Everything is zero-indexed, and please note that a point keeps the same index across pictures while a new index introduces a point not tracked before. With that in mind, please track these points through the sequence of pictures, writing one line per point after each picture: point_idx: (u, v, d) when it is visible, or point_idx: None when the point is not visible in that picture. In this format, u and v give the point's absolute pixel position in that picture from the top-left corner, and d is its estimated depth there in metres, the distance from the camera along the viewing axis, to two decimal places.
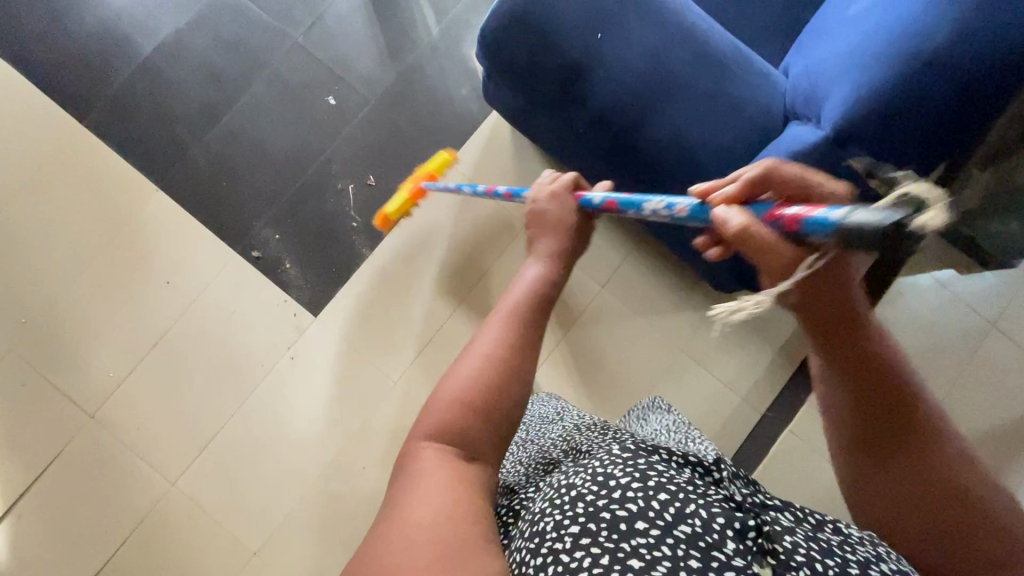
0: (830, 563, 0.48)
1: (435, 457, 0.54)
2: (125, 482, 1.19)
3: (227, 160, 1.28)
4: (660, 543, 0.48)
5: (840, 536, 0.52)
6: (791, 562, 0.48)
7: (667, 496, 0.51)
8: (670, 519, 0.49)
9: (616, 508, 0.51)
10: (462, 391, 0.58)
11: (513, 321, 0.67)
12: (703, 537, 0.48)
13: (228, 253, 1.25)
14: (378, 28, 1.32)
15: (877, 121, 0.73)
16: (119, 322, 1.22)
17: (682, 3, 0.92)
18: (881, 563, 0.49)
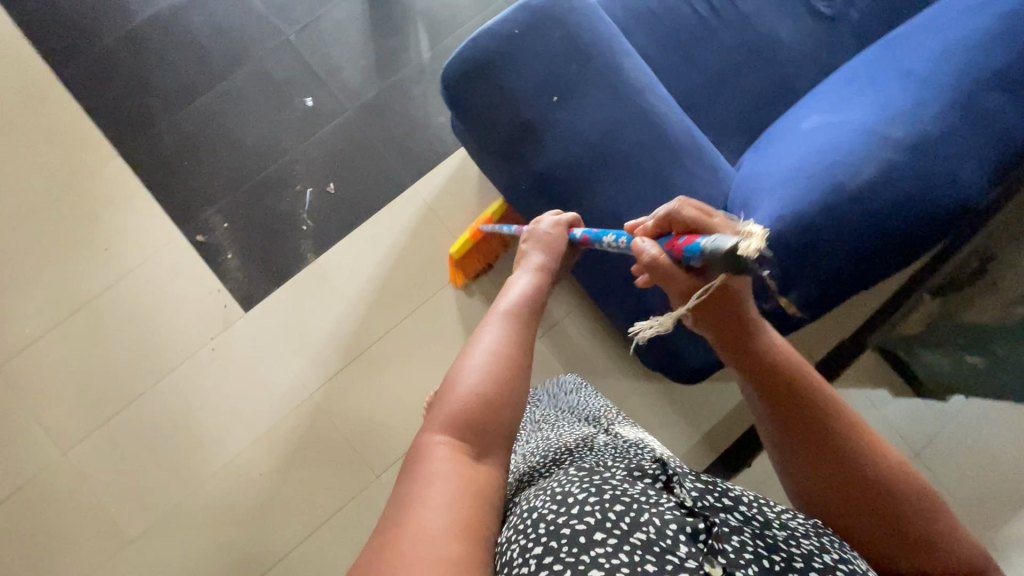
0: (776, 559, 0.49)
1: (443, 463, 0.52)
2: (18, 442, 1.17)
3: (193, 142, 1.27)
4: (618, 552, 0.46)
5: (787, 530, 0.53)
6: (740, 561, 0.47)
7: (623, 506, 0.49)
8: (626, 528, 0.48)
9: (576, 524, 0.48)
10: (475, 388, 0.57)
11: (513, 321, 0.65)
12: (658, 542, 0.47)
13: (173, 233, 1.24)
14: (370, 41, 1.32)
15: (798, 244, 0.74)
16: (50, 281, 1.21)
17: (647, 82, 0.91)
18: (824, 554, 0.51)
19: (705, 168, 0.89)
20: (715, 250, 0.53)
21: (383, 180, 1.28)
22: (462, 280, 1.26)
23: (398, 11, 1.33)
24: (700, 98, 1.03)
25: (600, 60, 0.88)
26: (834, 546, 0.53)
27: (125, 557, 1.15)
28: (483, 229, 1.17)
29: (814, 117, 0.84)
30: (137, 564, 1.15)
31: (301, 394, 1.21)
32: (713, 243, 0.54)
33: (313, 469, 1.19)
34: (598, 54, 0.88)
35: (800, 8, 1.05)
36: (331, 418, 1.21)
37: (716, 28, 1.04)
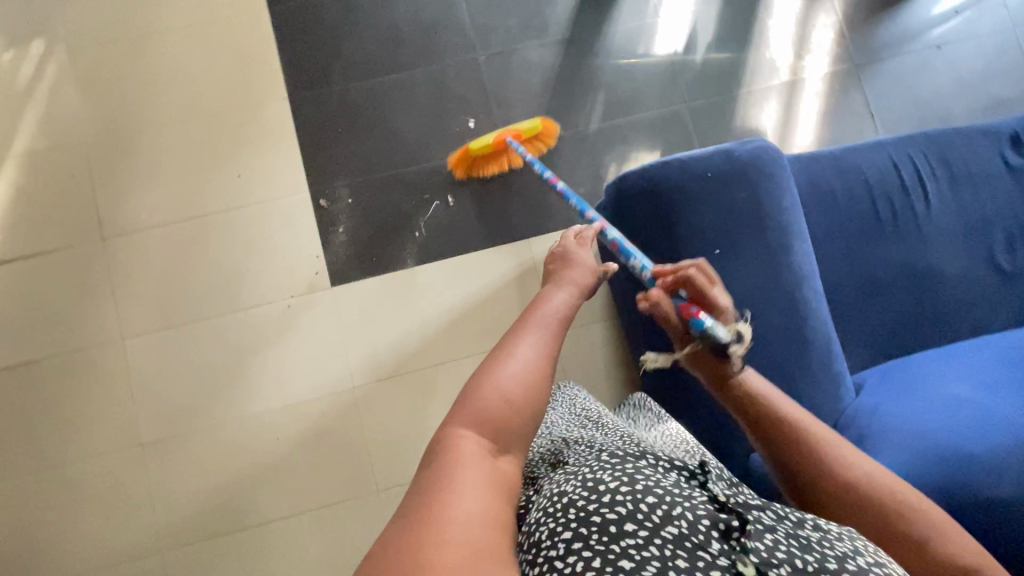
0: (808, 559, 0.50)
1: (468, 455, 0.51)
2: (89, 309, 1.23)
3: (354, 114, 1.32)
4: (648, 544, 0.49)
5: (818, 532, 0.55)
6: (773, 561, 0.50)
7: (654, 499, 0.52)
8: (657, 521, 0.51)
9: (607, 514, 0.51)
10: (505, 383, 0.56)
11: (548, 326, 0.64)
12: (690, 538, 0.50)
13: (301, 187, 1.29)
14: (549, 92, 1.35)
15: None
16: (180, 182, 1.28)
17: (809, 272, 0.89)
18: (858, 556, 0.52)
19: (828, 380, 0.86)
20: (715, 336, 0.72)
21: (503, 222, 1.30)
22: None
23: (586, 76, 1.36)
24: (844, 298, 1.00)
25: (774, 234, 0.87)
26: (868, 550, 0.54)
27: (130, 455, 1.19)
28: (512, 143, 1.23)
29: (961, 385, 0.81)
30: (138, 467, 1.19)
31: (344, 384, 1.23)
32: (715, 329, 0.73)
33: (324, 457, 1.21)
34: (775, 227, 0.87)
35: (981, 255, 1.01)
36: (359, 418, 1.22)
37: (888, 237, 1.01)
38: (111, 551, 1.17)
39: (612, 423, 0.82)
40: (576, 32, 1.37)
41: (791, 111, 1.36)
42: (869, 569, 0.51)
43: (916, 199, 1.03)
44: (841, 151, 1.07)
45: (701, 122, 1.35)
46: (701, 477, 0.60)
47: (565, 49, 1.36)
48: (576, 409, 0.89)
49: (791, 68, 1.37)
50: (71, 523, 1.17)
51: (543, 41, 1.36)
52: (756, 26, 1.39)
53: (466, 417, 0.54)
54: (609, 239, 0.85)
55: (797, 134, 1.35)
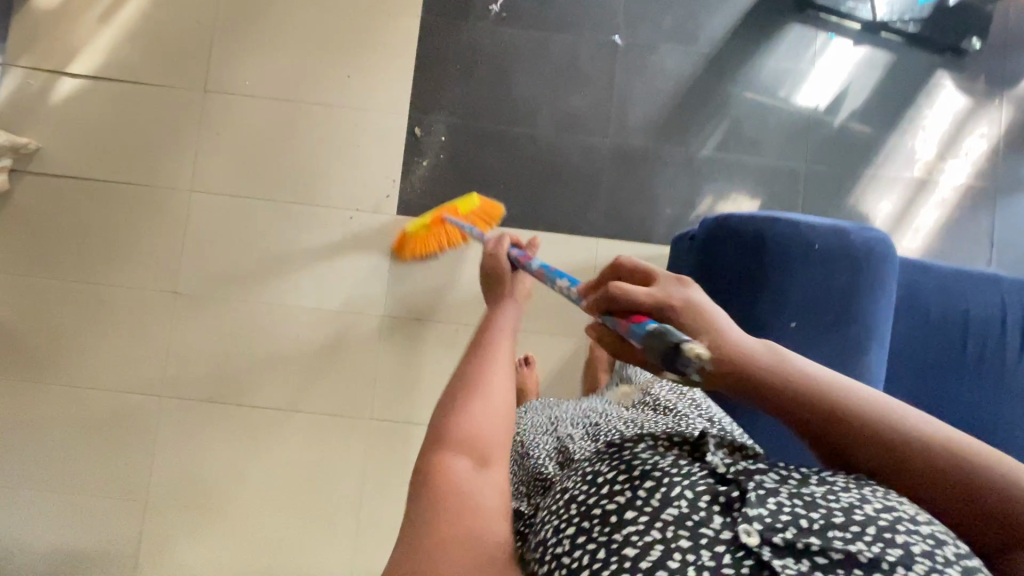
0: (813, 516, 0.45)
1: (462, 469, 0.49)
2: (170, 151, 1.26)
3: (477, 55, 1.29)
4: (649, 529, 0.45)
5: (824, 484, 0.48)
6: (777, 525, 0.44)
7: (652, 483, 0.48)
8: (656, 504, 0.46)
9: (607, 505, 0.48)
10: (467, 410, 0.52)
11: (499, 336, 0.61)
12: (691, 516, 0.45)
13: (401, 109, 1.28)
14: (674, 102, 1.29)
15: None
16: (291, 63, 1.28)
17: (876, 379, 0.86)
18: (867, 505, 0.45)
19: None
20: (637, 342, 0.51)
21: (579, 214, 1.26)
22: (565, 343, 1.24)
23: (716, 100, 1.29)
24: None
25: (855, 329, 0.83)
26: (886, 495, 0.47)
27: (161, 300, 1.24)
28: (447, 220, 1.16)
29: None
30: (164, 313, 1.24)
31: (377, 310, 1.24)
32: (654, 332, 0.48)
33: (335, 371, 1.23)
34: (857, 323, 0.84)
35: None
36: (379, 347, 1.23)
37: (965, 373, 0.96)
38: (119, 383, 1.22)
39: (628, 406, 0.80)
40: (723, 51, 1.30)
41: (911, 209, 1.27)
42: (878, 516, 0.44)
43: (1010, 347, 0.97)
44: (952, 270, 1.00)
45: (813, 187, 1.28)
46: (698, 451, 0.54)
47: (706, 64, 1.30)
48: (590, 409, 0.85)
49: (928, 166, 1.28)
50: (90, 340, 1.23)
51: (687, 50, 1.30)
52: (910, 110, 1.29)
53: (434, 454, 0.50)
54: (535, 266, 0.78)
55: (907, 234, 1.27)
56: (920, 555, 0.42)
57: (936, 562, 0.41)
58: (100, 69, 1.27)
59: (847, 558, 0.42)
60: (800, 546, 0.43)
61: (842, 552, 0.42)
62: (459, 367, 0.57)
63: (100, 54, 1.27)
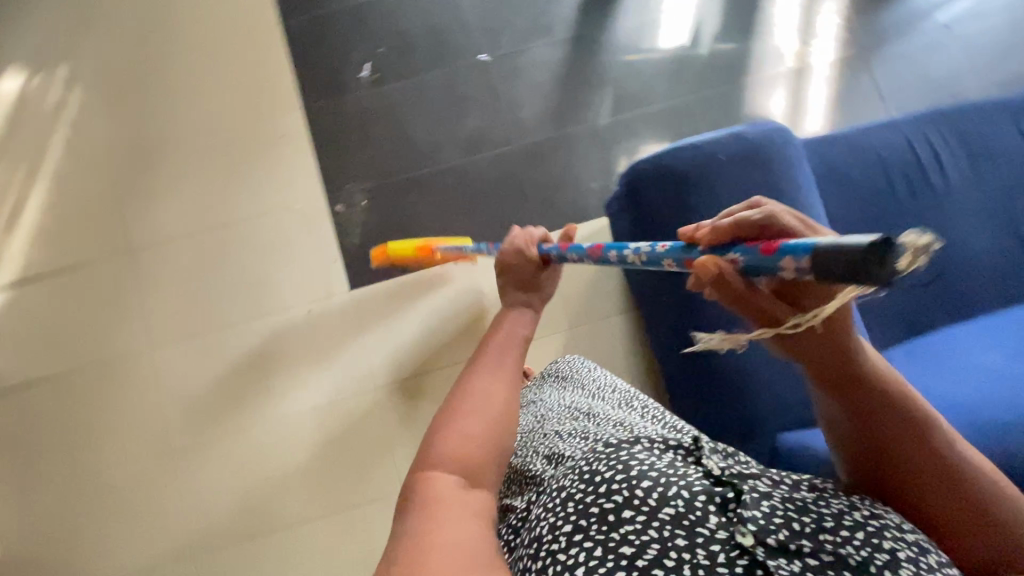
0: (805, 520, 0.52)
1: (445, 483, 0.53)
2: (117, 319, 1.27)
3: (368, 119, 1.35)
4: (648, 527, 0.51)
5: (813, 494, 0.56)
6: (772, 526, 0.51)
7: (649, 483, 0.54)
8: (654, 504, 0.52)
9: (605, 504, 0.53)
10: (464, 425, 0.57)
11: (500, 357, 0.66)
12: (687, 514, 0.51)
13: (318, 193, 1.32)
14: (558, 88, 1.37)
15: None
16: (201, 194, 1.32)
17: None
18: (852, 510, 0.54)
19: None
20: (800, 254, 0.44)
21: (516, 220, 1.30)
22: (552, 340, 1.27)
23: (593, 72, 1.37)
24: None
25: (790, 212, 0.88)
26: (865, 505, 0.55)
27: (161, 461, 1.22)
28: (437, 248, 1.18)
29: (973, 365, 0.85)
30: (168, 472, 1.21)
31: (368, 385, 1.25)
32: (843, 245, 0.40)
33: (351, 458, 1.22)
34: (789, 207, 0.88)
35: (1005, 228, 1.00)
36: (384, 420, 1.23)
37: (905, 213, 1.01)
38: (148, 559, 1.19)
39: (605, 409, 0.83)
40: (581, 29, 1.39)
41: (801, 96, 1.36)
42: (866, 523, 0.52)
43: (932, 175, 1.03)
44: (856, 130, 1.07)
45: (710, 112, 1.35)
46: (696, 453, 0.60)
47: (571, 45, 1.38)
48: (570, 401, 0.89)
49: (798, 55, 1.37)
50: (104, 530, 1.20)
51: (550, 40, 1.39)
52: (760, 14, 1.40)
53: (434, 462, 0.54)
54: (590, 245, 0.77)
55: (808, 118, 1.35)
56: (906, 559, 0.49)
57: (920, 568, 0.49)
58: (25, 270, 1.28)
59: (836, 561, 0.49)
60: (793, 548, 0.50)
61: (833, 555, 0.49)
62: (459, 382, 0.62)
63: (19, 257, 1.29)
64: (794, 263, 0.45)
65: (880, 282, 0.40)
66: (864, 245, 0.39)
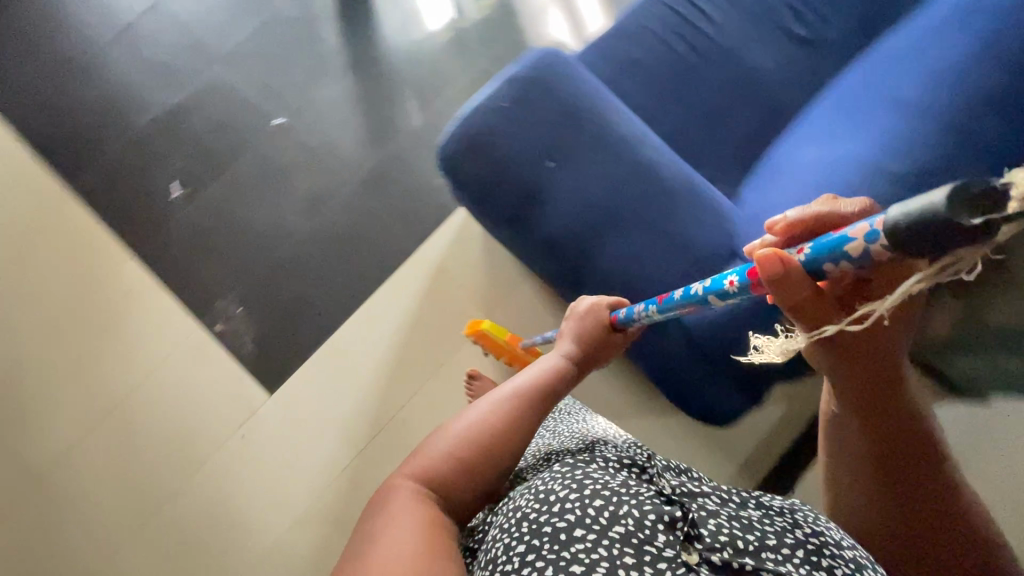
0: (749, 538, 0.55)
1: (414, 494, 0.62)
2: (56, 554, 1.16)
3: (204, 231, 1.31)
4: (597, 546, 0.52)
5: (760, 511, 0.60)
6: (716, 544, 0.53)
7: (602, 502, 0.56)
8: (604, 523, 0.54)
9: (557, 522, 0.55)
10: (449, 451, 0.66)
11: (516, 404, 0.71)
12: (636, 533, 0.53)
13: (193, 324, 1.27)
14: (362, 113, 1.37)
15: None
16: (77, 387, 1.23)
17: (643, 131, 0.93)
18: (796, 528, 0.57)
19: (708, 217, 0.87)
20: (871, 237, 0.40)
21: (389, 249, 1.31)
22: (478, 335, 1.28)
23: (386, 82, 1.38)
24: (696, 133, 1.03)
25: (591, 119, 0.90)
26: (808, 521, 0.58)
27: None
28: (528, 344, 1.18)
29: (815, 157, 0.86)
30: None
31: (337, 469, 1.22)
32: (913, 211, 0.36)
33: None
34: (587, 114, 0.90)
35: (778, 33, 1.06)
36: (369, 491, 1.21)
37: (698, 64, 1.05)
38: None
39: (567, 426, 0.86)
40: (355, 51, 1.40)
41: (573, 9, 1.43)
42: (807, 540, 0.55)
43: (702, 25, 1.06)
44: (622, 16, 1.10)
45: (505, 63, 1.39)
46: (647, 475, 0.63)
47: (354, 69, 1.39)
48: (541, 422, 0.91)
49: None
50: None
51: (332, 75, 1.39)
52: None
53: (415, 472, 0.64)
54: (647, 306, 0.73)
55: (588, 25, 1.43)
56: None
57: None
58: None
59: None
60: (736, 565, 0.52)
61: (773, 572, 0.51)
62: (462, 411, 0.71)
63: None
64: (862, 245, 0.41)
65: (959, 241, 0.34)
66: (942, 205, 0.34)
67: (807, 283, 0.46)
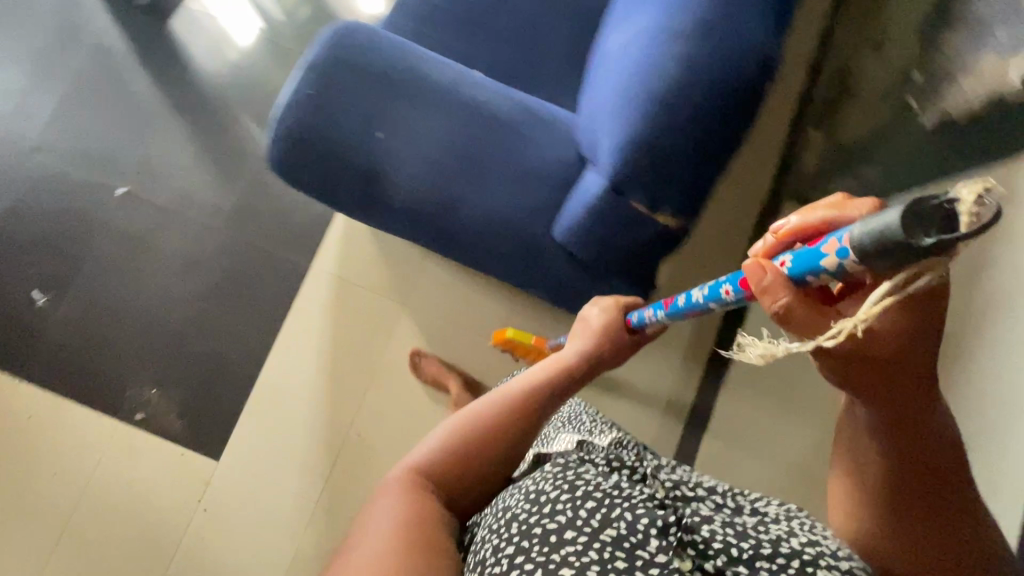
0: (744, 546, 0.51)
1: (411, 484, 0.61)
2: None
3: (87, 328, 1.24)
4: (588, 549, 0.51)
5: (756, 517, 0.57)
6: (708, 552, 0.51)
7: (594, 503, 0.54)
8: (596, 525, 0.52)
9: (548, 524, 0.54)
10: (448, 445, 0.65)
11: (523, 401, 0.70)
12: (629, 537, 0.52)
13: (112, 423, 1.21)
14: (205, 153, 1.31)
15: (638, 165, 0.71)
16: (11, 532, 1.15)
17: (459, 71, 0.91)
18: (794, 537, 0.53)
19: (544, 131, 0.89)
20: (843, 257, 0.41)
21: (283, 277, 1.28)
22: (400, 327, 1.27)
23: (218, 114, 1.33)
24: (521, 56, 1.01)
25: (404, 78, 0.88)
26: (807, 530, 0.54)
27: None
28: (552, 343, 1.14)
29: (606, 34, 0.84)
30: None
31: (313, 500, 1.20)
32: (875, 228, 0.37)
33: None
34: (399, 75, 0.88)
35: None
36: (352, 509, 1.20)
37: None
38: None
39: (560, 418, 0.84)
40: (173, 93, 1.33)
41: None
42: (805, 549, 0.51)
43: None
44: None
45: None
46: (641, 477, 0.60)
47: (180, 112, 1.33)
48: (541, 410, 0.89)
49: None
50: None
51: (159, 125, 1.32)
52: None
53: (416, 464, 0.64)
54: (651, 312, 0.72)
55: None
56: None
57: None
58: None
59: None
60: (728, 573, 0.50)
61: None
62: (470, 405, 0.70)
63: None
64: (836, 262, 0.41)
65: (925, 252, 0.35)
66: (902, 222, 0.35)
67: (791, 286, 0.43)
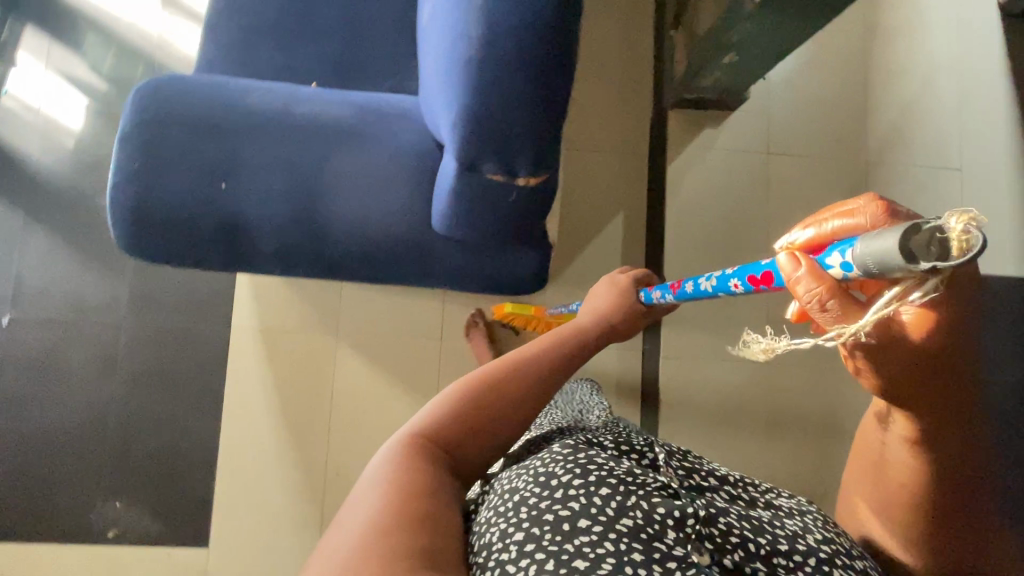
0: (761, 542, 0.51)
1: (418, 454, 0.50)
2: None
3: (23, 466, 1.18)
4: (604, 539, 0.47)
5: (770, 512, 0.58)
6: (726, 546, 0.50)
7: (608, 490, 0.51)
8: (612, 513, 0.49)
9: (562, 510, 0.49)
10: (457, 411, 0.54)
11: (546, 367, 0.60)
12: (646, 528, 0.49)
13: (86, 548, 1.17)
14: (80, 252, 1.23)
15: (476, 136, 0.68)
16: None
17: (289, 92, 0.86)
18: (809, 534, 0.53)
19: (391, 126, 0.85)
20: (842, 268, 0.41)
21: (207, 349, 1.23)
22: (341, 357, 1.24)
23: (79, 208, 1.24)
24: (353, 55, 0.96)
25: (229, 117, 0.82)
26: (819, 524, 0.56)
27: None
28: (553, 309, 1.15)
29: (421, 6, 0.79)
30: None
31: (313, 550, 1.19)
32: (876, 248, 0.37)
33: None
34: (224, 114, 0.82)
35: None
36: None
37: None
38: None
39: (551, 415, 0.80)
40: (23, 201, 1.24)
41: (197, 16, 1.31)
42: (818, 549, 0.51)
43: None
44: None
45: None
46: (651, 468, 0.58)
47: (36, 218, 1.23)
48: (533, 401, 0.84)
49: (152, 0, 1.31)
50: None
51: (19, 239, 1.23)
52: (93, 16, 1.30)
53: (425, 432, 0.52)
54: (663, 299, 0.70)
55: None
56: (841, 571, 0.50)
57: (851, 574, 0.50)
58: None
59: None
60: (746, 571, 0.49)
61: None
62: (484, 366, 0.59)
63: None
64: (842, 272, 0.41)
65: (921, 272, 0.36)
66: (899, 244, 0.35)
67: (825, 277, 0.42)
